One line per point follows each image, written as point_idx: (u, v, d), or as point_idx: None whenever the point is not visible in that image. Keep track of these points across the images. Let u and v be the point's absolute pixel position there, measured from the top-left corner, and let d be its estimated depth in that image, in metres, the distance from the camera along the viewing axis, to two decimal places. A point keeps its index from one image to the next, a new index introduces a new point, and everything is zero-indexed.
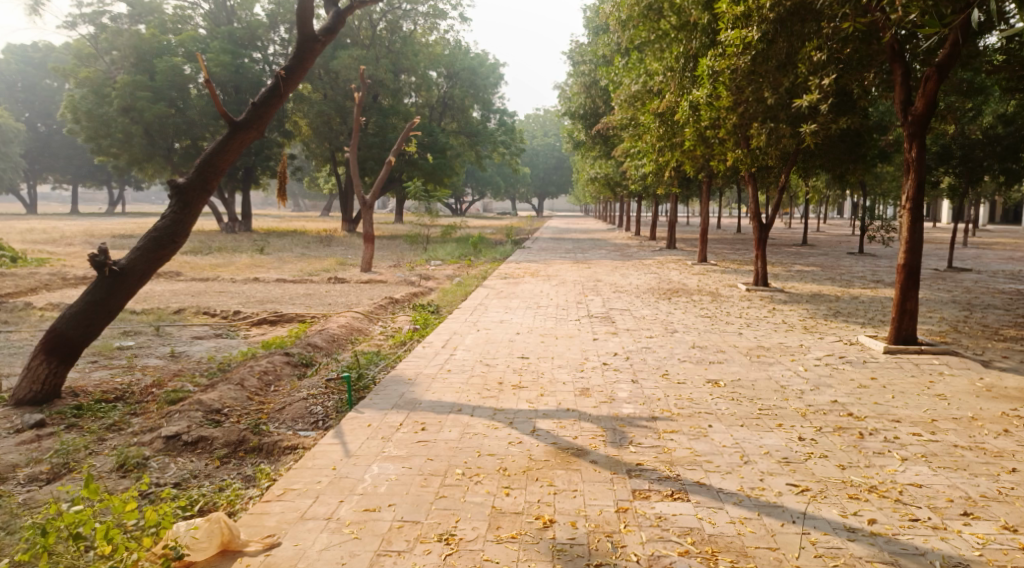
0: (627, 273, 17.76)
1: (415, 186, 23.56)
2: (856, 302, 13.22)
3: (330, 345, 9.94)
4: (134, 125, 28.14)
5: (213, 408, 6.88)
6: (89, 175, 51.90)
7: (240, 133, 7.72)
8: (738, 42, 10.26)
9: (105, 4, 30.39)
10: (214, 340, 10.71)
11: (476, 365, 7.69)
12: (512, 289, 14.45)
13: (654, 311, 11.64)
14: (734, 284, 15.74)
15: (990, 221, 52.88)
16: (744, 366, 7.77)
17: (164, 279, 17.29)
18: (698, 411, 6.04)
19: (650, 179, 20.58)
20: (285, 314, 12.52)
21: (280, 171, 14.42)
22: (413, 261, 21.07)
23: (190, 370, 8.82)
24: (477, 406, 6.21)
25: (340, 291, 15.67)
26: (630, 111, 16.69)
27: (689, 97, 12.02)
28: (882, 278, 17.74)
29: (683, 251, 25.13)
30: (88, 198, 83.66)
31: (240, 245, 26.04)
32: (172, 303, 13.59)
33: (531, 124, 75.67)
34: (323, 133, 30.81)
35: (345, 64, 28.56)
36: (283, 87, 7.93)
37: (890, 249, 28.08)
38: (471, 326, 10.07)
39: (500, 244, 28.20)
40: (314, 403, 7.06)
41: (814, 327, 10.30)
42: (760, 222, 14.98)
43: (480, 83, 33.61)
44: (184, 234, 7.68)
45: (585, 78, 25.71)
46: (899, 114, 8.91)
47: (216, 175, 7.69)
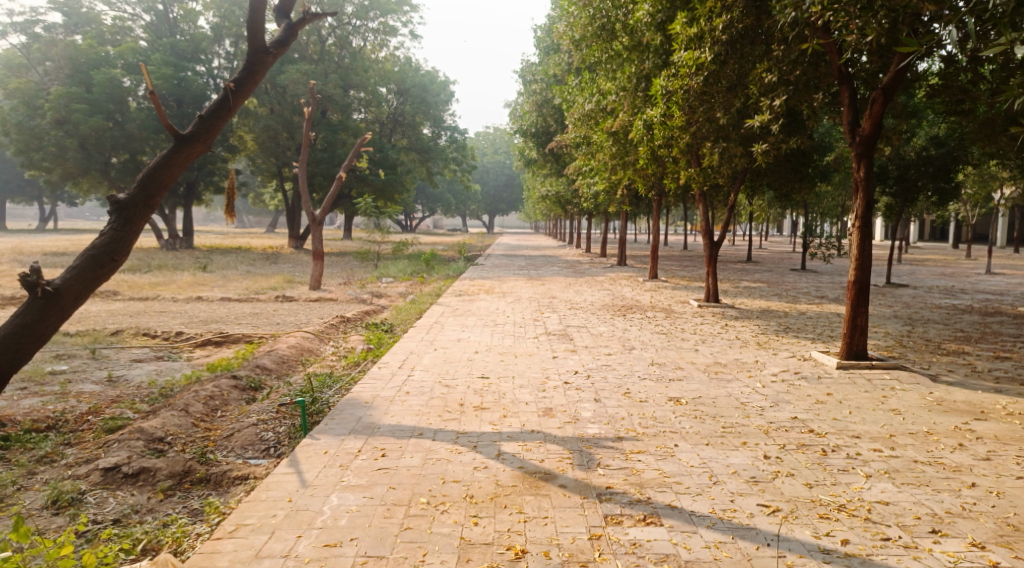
0: (581, 290, 17.79)
1: (365, 202, 23.23)
2: (806, 318, 13.46)
3: (279, 367, 9.61)
4: (69, 138, 27.12)
5: (156, 436, 6.56)
6: (19, 189, 50.22)
7: (186, 147, 7.42)
8: (691, 63, 10.25)
9: (39, 13, 29.41)
10: (155, 363, 10.26)
11: (436, 386, 7.50)
12: (467, 306, 14.31)
13: (610, 328, 11.63)
14: (686, 300, 15.88)
15: (920, 238, 55.03)
16: (704, 384, 7.75)
17: (101, 298, 16.60)
18: (663, 431, 5.98)
19: (603, 196, 20.70)
20: (231, 334, 12.10)
21: (229, 187, 14.03)
22: (364, 278, 20.75)
23: (130, 395, 8.42)
24: (437, 430, 6.04)
25: (289, 310, 15.28)
26: (583, 129, 16.76)
27: (643, 116, 12.02)
28: (827, 294, 18.17)
29: (634, 268, 25.36)
30: (18, 214, 80.63)
31: (182, 262, 25.26)
32: (110, 324, 13.02)
33: (480, 141, 75.79)
34: (269, 148, 30.23)
35: (293, 79, 28.16)
36: (232, 100, 7.66)
37: (832, 265, 28.85)
38: (427, 345, 9.87)
39: (451, 261, 28.04)
40: (265, 430, 6.79)
41: (768, 343, 10.40)
42: (711, 239, 15.14)
43: (431, 100, 33.08)
44: (125, 253, 7.32)
45: (537, 97, 25.66)
46: (848, 134, 9.07)
47: (160, 190, 7.36)
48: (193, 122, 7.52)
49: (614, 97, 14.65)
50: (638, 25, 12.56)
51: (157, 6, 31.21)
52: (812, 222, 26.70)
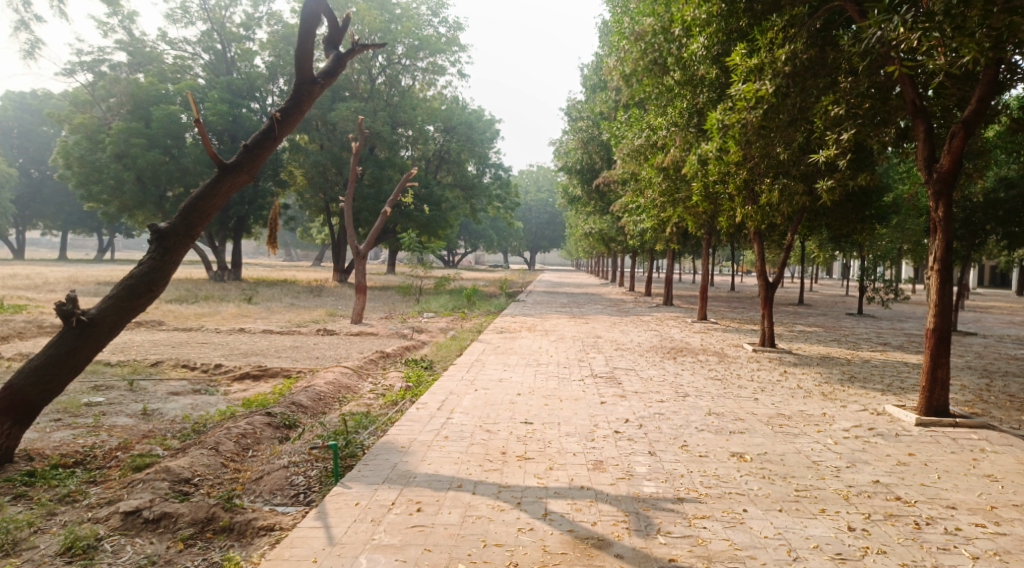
0: (627, 330, 17.21)
1: (409, 237, 23.04)
2: (870, 366, 12.66)
3: (315, 405, 9.22)
4: (126, 171, 27.72)
5: (182, 477, 6.21)
6: (79, 222, 51.84)
7: (230, 176, 7.19)
8: (749, 96, 9.40)
9: (105, 53, 30.41)
10: (190, 397, 9.99)
11: (476, 432, 6.99)
12: (510, 344, 13.83)
13: (661, 372, 11.01)
14: (739, 344, 15.15)
15: (979, 284, 52.90)
16: (768, 438, 7.11)
17: (145, 328, 16.59)
18: (728, 492, 5.40)
19: (650, 234, 20.10)
20: (269, 368, 11.82)
21: (271, 219, 13.84)
22: (405, 313, 20.47)
23: (162, 430, 8.13)
24: (478, 481, 5.54)
25: (329, 343, 14.99)
26: (631, 165, 16.14)
27: (697, 151, 11.22)
28: (888, 341, 17.19)
29: (681, 308, 24.66)
30: (76, 244, 83.42)
31: (228, 294, 25.44)
32: (151, 355, 12.87)
33: (525, 178, 75.74)
34: (317, 183, 30.49)
35: (343, 116, 28.36)
36: (278, 129, 7.45)
37: (890, 311, 27.67)
38: (468, 385, 9.39)
39: (493, 297, 27.69)
40: (295, 473, 6.37)
41: (834, 393, 9.68)
42: (766, 280, 14.44)
43: (477, 137, 32.89)
44: (163, 284, 7.05)
45: (583, 134, 25.27)
46: (922, 171, 8.36)
47: (202, 220, 7.12)
48: (238, 152, 7.31)
49: (666, 133, 13.95)
50: (692, 58, 12.00)
51: (216, 46, 31.86)
52: (869, 265, 25.66)
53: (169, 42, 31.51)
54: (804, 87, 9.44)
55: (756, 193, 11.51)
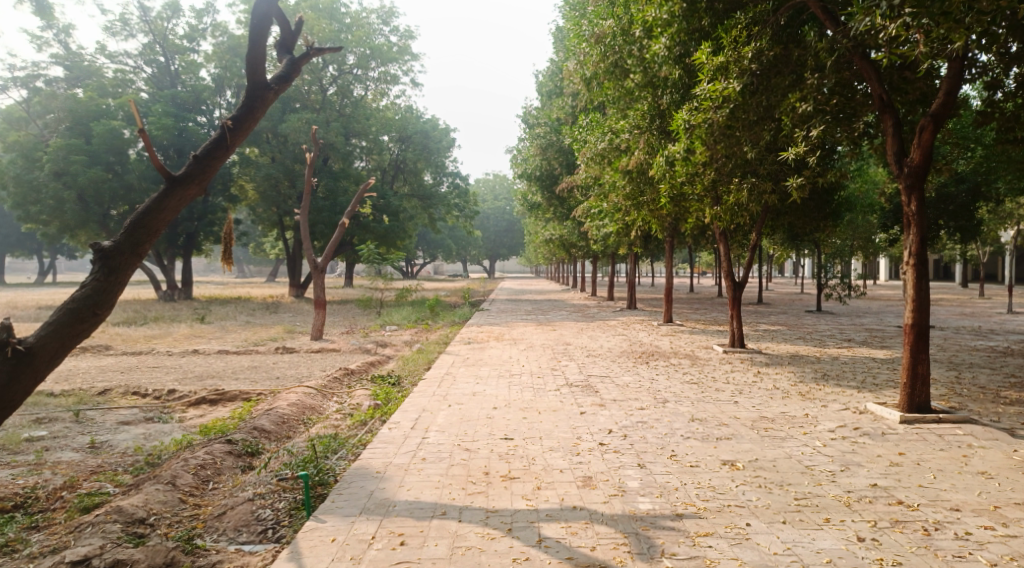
0: (595, 335, 17.00)
1: (368, 249, 22.50)
2: (841, 363, 12.62)
3: (279, 429, 8.74)
4: (67, 190, 26.62)
5: (136, 517, 5.74)
6: (18, 244, 49.83)
7: (180, 188, 6.72)
8: (716, 95, 9.37)
9: (41, 67, 29.27)
10: (143, 426, 9.39)
11: (455, 451, 6.62)
12: (479, 355, 13.49)
13: (636, 378, 10.75)
14: (709, 345, 15.02)
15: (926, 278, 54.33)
16: (756, 443, 6.88)
17: (91, 354, 15.77)
18: (727, 504, 5.14)
19: (613, 238, 19.93)
20: (227, 391, 11.24)
21: (225, 234, 13.24)
22: (368, 326, 19.98)
23: (113, 464, 7.58)
24: (463, 507, 5.17)
25: (290, 362, 14.43)
26: (594, 170, 15.89)
27: (664, 152, 11.02)
28: (853, 337, 17.30)
29: (645, 311, 24.56)
30: (16, 268, 80.44)
31: (179, 314, 24.54)
32: (99, 382, 12.16)
33: (481, 187, 75.41)
34: (270, 197, 29.72)
35: (294, 127, 27.71)
36: (230, 138, 7.00)
37: (848, 306, 28.06)
38: (440, 401, 9.00)
39: (456, 307, 27.29)
40: (262, 507, 5.93)
41: (812, 393, 9.54)
42: (734, 281, 14.32)
43: (432, 146, 32.55)
44: (108, 306, 6.50)
45: (541, 141, 24.99)
46: (895, 166, 8.17)
47: (150, 236, 6.62)
48: (187, 162, 6.84)
49: (630, 136, 13.74)
50: (654, 60, 11.76)
51: (158, 58, 30.88)
52: (825, 262, 25.97)
53: (109, 55, 30.43)
54: (770, 84, 9.30)
55: (725, 194, 11.26)
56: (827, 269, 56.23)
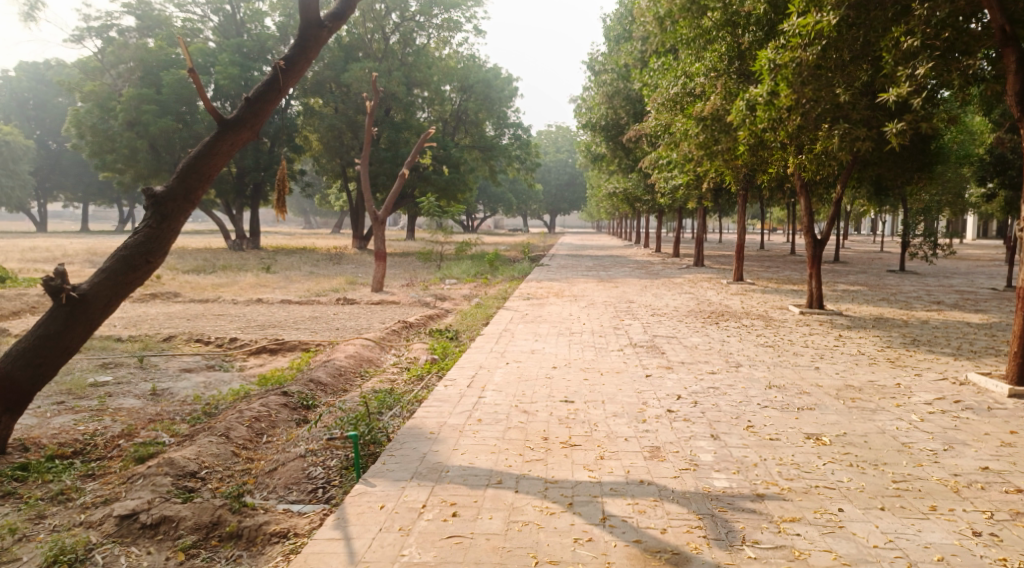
0: (660, 293, 16.37)
1: (428, 201, 22.16)
2: (931, 328, 11.69)
3: (335, 381, 8.53)
4: (139, 139, 27.05)
5: (187, 470, 5.55)
6: (98, 193, 51.53)
7: (231, 132, 6.40)
8: (806, 32, 8.71)
9: (113, 18, 29.62)
10: (203, 374, 9.33)
11: (513, 413, 6.23)
12: (539, 311, 13.06)
13: (706, 339, 10.13)
14: (784, 306, 14.22)
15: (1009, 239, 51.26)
16: (843, 416, 6.29)
17: (160, 300, 16.00)
18: (815, 485, 4.60)
19: (682, 192, 19.02)
20: (286, 341, 11.14)
21: (279, 180, 12.99)
22: (427, 279, 19.77)
23: (171, 413, 7.46)
24: (520, 475, 4.77)
25: (349, 313, 14.30)
26: (664, 117, 14.96)
27: (746, 95, 10.24)
28: (940, 300, 16.18)
29: (713, 269, 23.59)
30: (98, 216, 83.80)
31: (246, 263, 24.85)
32: (164, 329, 12.24)
33: (544, 139, 74.07)
34: (334, 148, 29.65)
35: (357, 76, 27.39)
36: (283, 80, 6.62)
37: (932, 267, 26.46)
38: (499, 358, 8.63)
39: (516, 261, 26.81)
40: (313, 464, 5.66)
41: (902, 360, 8.79)
42: (814, 237, 13.40)
43: (495, 96, 31.87)
44: (161, 254, 6.27)
45: (607, 88, 24.03)
46: (1015, 107, 7.32)
47: (204, 182, 6.34)
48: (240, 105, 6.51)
49: (705, 79, 12.87)
50: None
51: (225, 7, 30.87)
52: (909, 220, 24.43)
53: (177, 5, 30.57)
54: (867, 19, 8.59)
55: (809, 144, 10.35)
56: (907, 226, 53.37)
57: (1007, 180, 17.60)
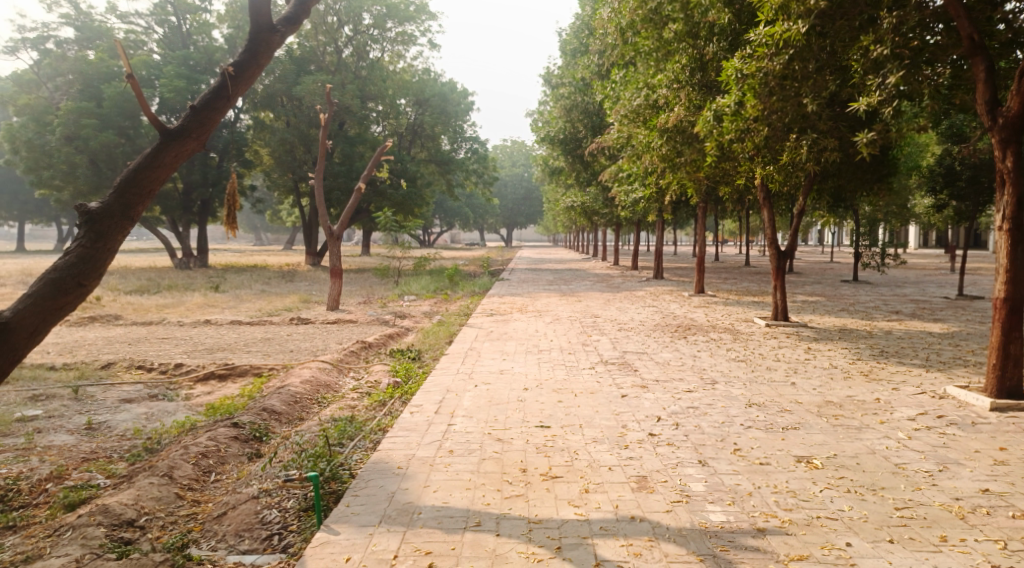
0: (623, 306, 16.18)
1: (384, 216, 21.60)
2: (896, 338, 11.66)
3: (291, 409, 8.01)
4: (78, 155, 25.95)
5: (124, 519, 5.00)
6: (36, 211, 49.56)
7: (175, 143, 5.90)
8: (772, 41, 8.60)
9: (51, 29, 28.47)
10: (145, 404, 8.69)
11: (487, 442, 5.83)
12: (503, 328, 12.69)
13: (676, 355, 9.88)
14: (750, 318, 14.10)
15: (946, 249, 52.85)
16: (830, 435, 6.06)
17: (99, 324, 15.15)
18: (817, 516, 4.33)
19: (643, 205, 18.86)
20: (237, 366, 10.53)
21: (229, 196, 12.36)
22: (385, 296, 19.23)
23: (108, 450, 6.85)
24: (500, 515, 4.39)
25: (304, 334, 13.71)
26: (627, 129, 14.74)
27: (713, 107, 10.04)
28: (899, 309, 16.31)
29: (673, 281, 23.54)
30: (37, 235, 80.84)
31: (193, 282, 23.94)
32: (104, 355, 11.49)
33: (499, 153, 73.85)
34: (285, 162, 28.91)
35: (309, 89, 26.77)
36: (231, 88, 6.15)
37: (886, 276, 26.88)
38: (466, 380, 8.23)
39: (475, 276, 26.38)
40: (266, 506, 5.18)
41: (876, 373, 8.65)
42: (778, 249, 13.34)
43: (451, 110, 31.53)
44: (96, 276, 5.70)
45: (565, 101, 23.84)
46: (985, 116, 7.17)
47: (145, 197, 5.81)
48: (184, 113, 6.02)
49: (667, 91, 12.75)
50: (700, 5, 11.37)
51: (170, 19, 29.95)
52: (863, 231, 24.77)
53: (120, 16, 29.56)
54: (832, 29, 8.43)
55: (777, 154, 10.17)
56: (853, 236, 54.56)
57: (956, 191, 17.90)
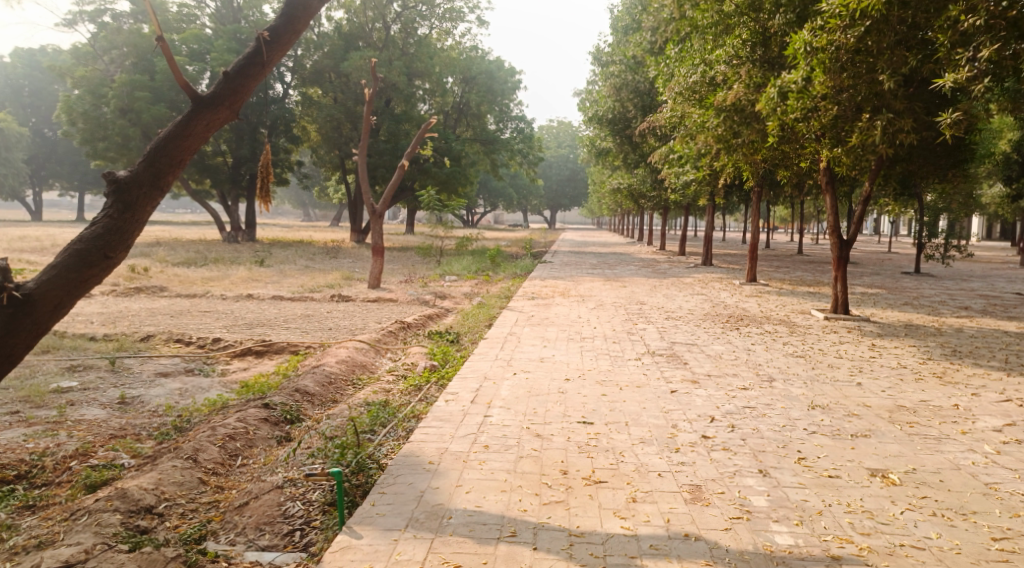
0: (671, 293, 15.57)
1: (428, 194, 21.19)
2: (968, 337, 10.87)
3: (324, 390, 7.69)
4: (131, 127, 26.14)
5: (142, 505, 4.69)
6: (94, 182, 50.57)
7: (207, 111, 5.56)
8: (846, 13, 8.08)
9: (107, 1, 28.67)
10: (180, 380, 8.45)
11: (525, 437, 5.40)
12: (545, 312, 12.24)
13: (729, 347, 9.31)
14: (806, 310, 13.38)
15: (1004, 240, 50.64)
16: (905, 446, 5.50)
17: (144, 295, 15.12)
18: (900, 545, 3.85)
19: (694, 187, 18.11)
20: (273, 343, 10.28)
21: (262, 169, 12.11)
22: (427, 275, 18.92)
23: (137, 427, 6.55)
24: (538, 525, 3.97)
25: (343, 312, 13.45)
26: (681, 108, 14.03)
27: (776, 83, 9.40)
28: (965, 304, 15.41)
29: (722, 268, 22.79)
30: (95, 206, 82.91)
31: (240, 256, 23.98)
32: (143, 327, 11.37)
33: (545, 134, 72.95)
34: (332, 138, 28.76)
35: (357, 65, 26.50)
36: (266, 55, 5.77)
37: (948, 268, 25.68)
38: (505, 368, 7.81)
39: (518, 258, 25.90)
40: (290, 498, 4.84)
41: (950, 376, 7.98)
42: (840, 237, 12.57)
43: (498, 88, 31.15)
44: (125, 249, 5.39)
45: (616, 80, 23.00)
46: None
47: (176, 167, 5.51)
48: (217, 80, 5.67)
49: (726, 66, 12.11)
50: None
51: None
52: (925, 222, 23.63)
53: None
54: None
55: (844, 136, 9.46)
56: (912, 226, 52.47)
57: None
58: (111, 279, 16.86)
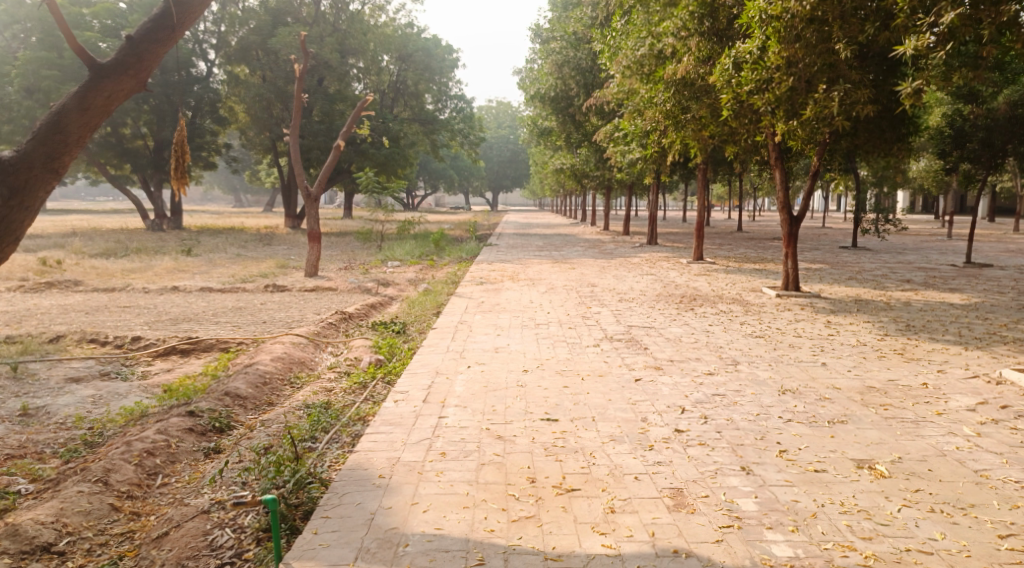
0: (620, 274, 15.25)
1: (366, 176, 20.34)
2: (918, 310, 10.83)
3: (258, 393, 7.02)
4: (40, 108, 24.37)
5: (38, 545, 4.06)
6: None
7: (107, 81, 4.83)
8: None
9: None
10: (94, 385, 7.63)
11: (485, 441, 4.90)
12: (494, 298, 11.73)
13: (686, 330, 8.98)
14: (757, 287, 13.21)
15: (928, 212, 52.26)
16: (885, 430, 5.20)
17: (57, 290, 13.99)
18: (905, 549, 3.52)
19: (640, 166, 17.79)
20: (201, 340, 9.48)
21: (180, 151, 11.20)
22: (367, 262, 18.19)
23: (39, 444, 5.79)
24: (507, 549, 3.52)
25: (279, 303, 12.66)
26: (628, 83, 13.66)
27: (734, 52, 9.30)
28: (908, 277, 15.50)
29: (667, 247, 22.64)
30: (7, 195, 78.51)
31: (165, 245, 22.71)
32: (55, 327, 10.40)
33: (485, 115, 71.96)
34: (261, 120, 27.45)
35: (286, 42, 25.36)
36: (177, 19, 5.06)
37: (884, 242, 26.18)
38: (457, 360, 7.29)
39: (461, 241, 25.26)
40: (217, 526, 4.26)
41: (912, 352, 7.80)
42: (790, 214, 12.38)
43: (436, 66, 30.32)
44: (14, 240, 4.69)
45: (557, 57, 22.44)
46: None
47: (73, 147, 4.81)
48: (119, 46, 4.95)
49: (674, 40, 11.77)
50: None
51: None
52: (862, 196, 23.97)
53: None
54: None
55: (800, 109, 9.22)
56: (844, 203, 53.77)
57: (968, 154, 16.79)
58: (21, 273, 15.58)
